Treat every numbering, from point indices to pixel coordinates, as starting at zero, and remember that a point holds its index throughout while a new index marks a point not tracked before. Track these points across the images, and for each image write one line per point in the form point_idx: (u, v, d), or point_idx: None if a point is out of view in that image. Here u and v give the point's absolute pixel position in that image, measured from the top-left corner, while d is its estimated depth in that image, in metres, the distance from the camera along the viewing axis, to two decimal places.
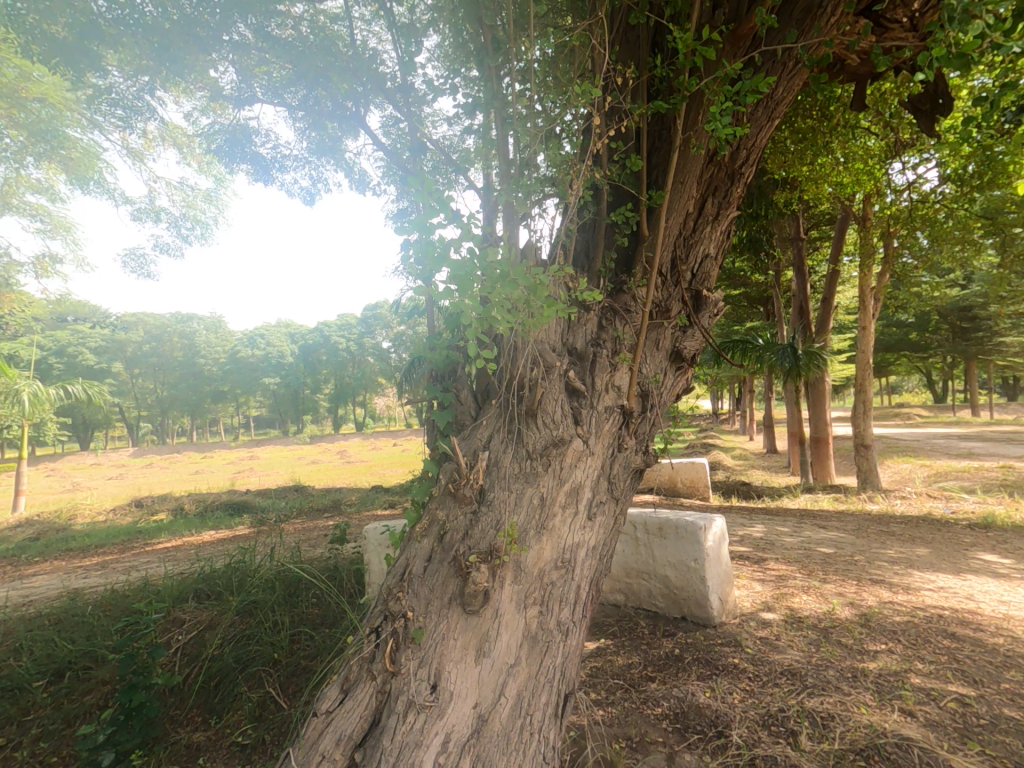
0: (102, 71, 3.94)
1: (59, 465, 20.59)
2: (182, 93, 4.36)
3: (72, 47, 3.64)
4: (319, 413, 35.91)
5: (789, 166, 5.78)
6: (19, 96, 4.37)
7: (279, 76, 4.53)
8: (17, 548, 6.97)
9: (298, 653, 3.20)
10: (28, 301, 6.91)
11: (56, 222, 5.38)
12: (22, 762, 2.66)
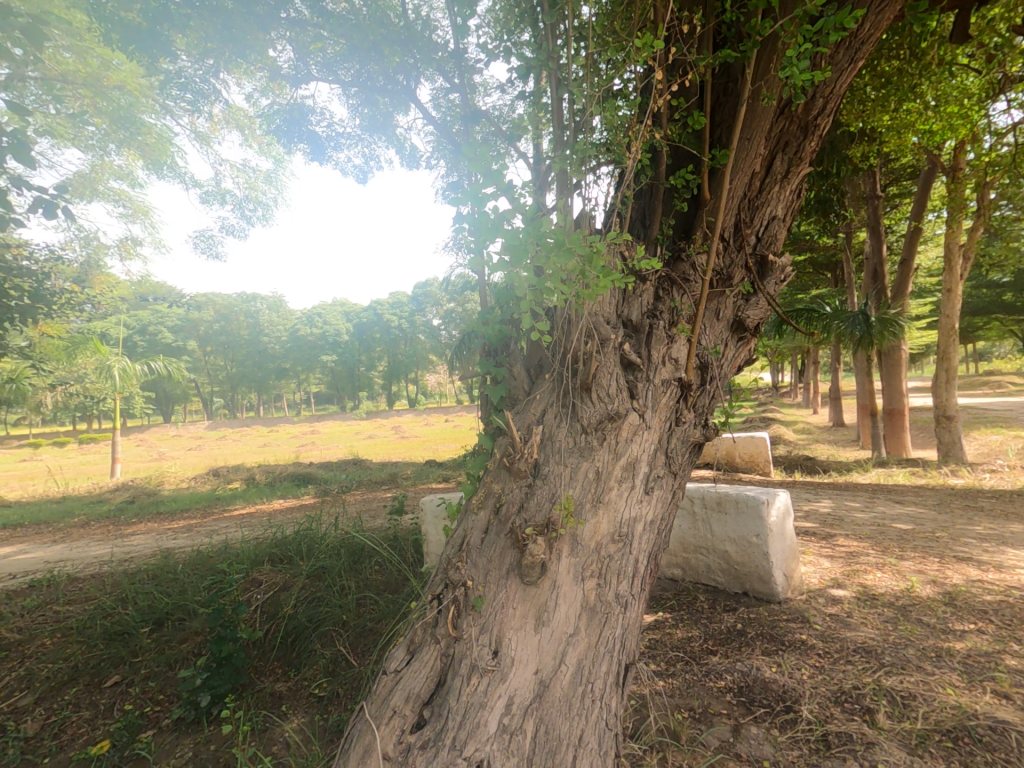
0: (173, 56, 4.12)
1: (148, 436, 22.50)
2: (243, 74, 4.54)
3: (148, 33, 3.83)
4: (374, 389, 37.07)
5: (868, 115, 5.37)
6: (101, 84, 4.02)
7: (333, 52, 4.56)
8: (117, 509, 7.71)
9: (365, 616, 3.35)
10: (115, 283, 7.44)
11: (136, 208, 5.66)
12: (135, 698, 2.96)
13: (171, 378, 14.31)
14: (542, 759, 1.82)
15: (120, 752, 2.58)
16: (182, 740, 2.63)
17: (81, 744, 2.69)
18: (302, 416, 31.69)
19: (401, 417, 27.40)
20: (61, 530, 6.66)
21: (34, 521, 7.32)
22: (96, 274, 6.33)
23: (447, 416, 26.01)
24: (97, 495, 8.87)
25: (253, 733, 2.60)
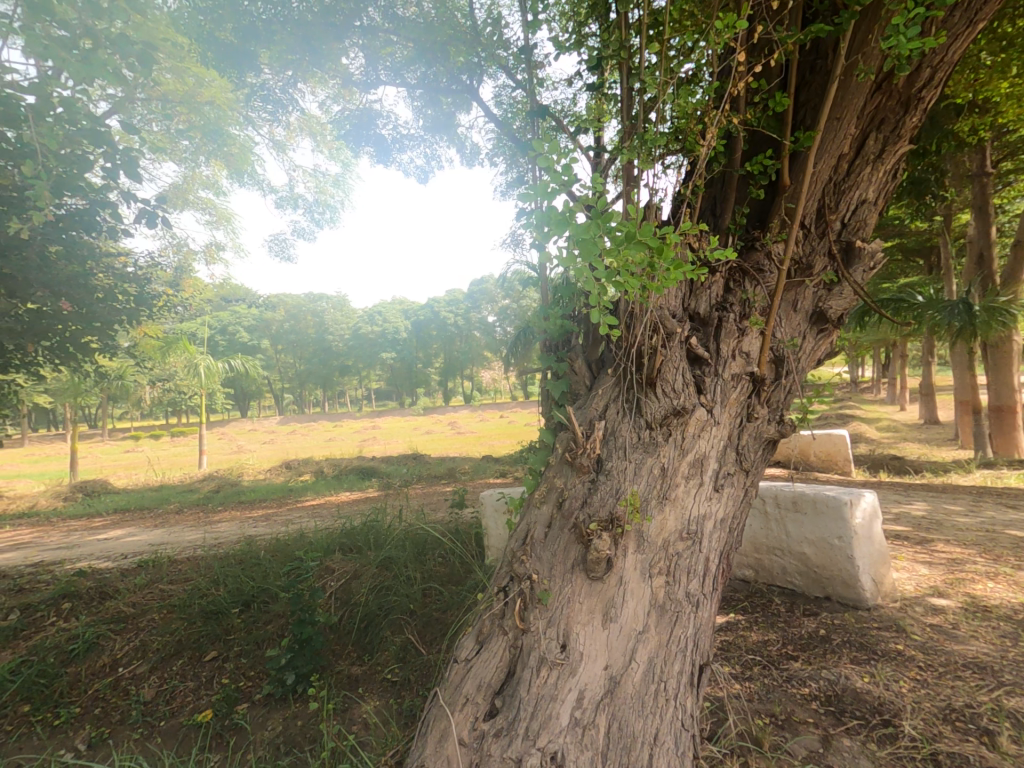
0: (258, 70, 4.34)
1: (227, 430, 24.14)
2: (318, 84, 4.60)
3: (235, 50, 4.12)
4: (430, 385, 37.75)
5: (982, 85, 4.90)
6: (195, 99, 3.86)
7: (402, 56, 4.75)
8: (205, 497, 8.30)
9: (432, 607, 3.43)
10: (203, 287, 7.95)
11: (221, 215, 6.04)
12: (231, 672, 3.23)
13: (248, 376, 15.21)
14: (616, 755, 1.80)
15: (221, 720, 2.84)
16: (273, 714, 2.85)
17: (189, 712, 2.97)
18: (362, 412, 32.78)
19: (458, 413, 27.76)
20: (158, 516, 7.27)
21: (137, 508, 8.08)
22: (187, 280, 6.83)
23: (504, 411, 26.10)
24: (187, 484, 9.59)
25: (336, 713, 2.74)
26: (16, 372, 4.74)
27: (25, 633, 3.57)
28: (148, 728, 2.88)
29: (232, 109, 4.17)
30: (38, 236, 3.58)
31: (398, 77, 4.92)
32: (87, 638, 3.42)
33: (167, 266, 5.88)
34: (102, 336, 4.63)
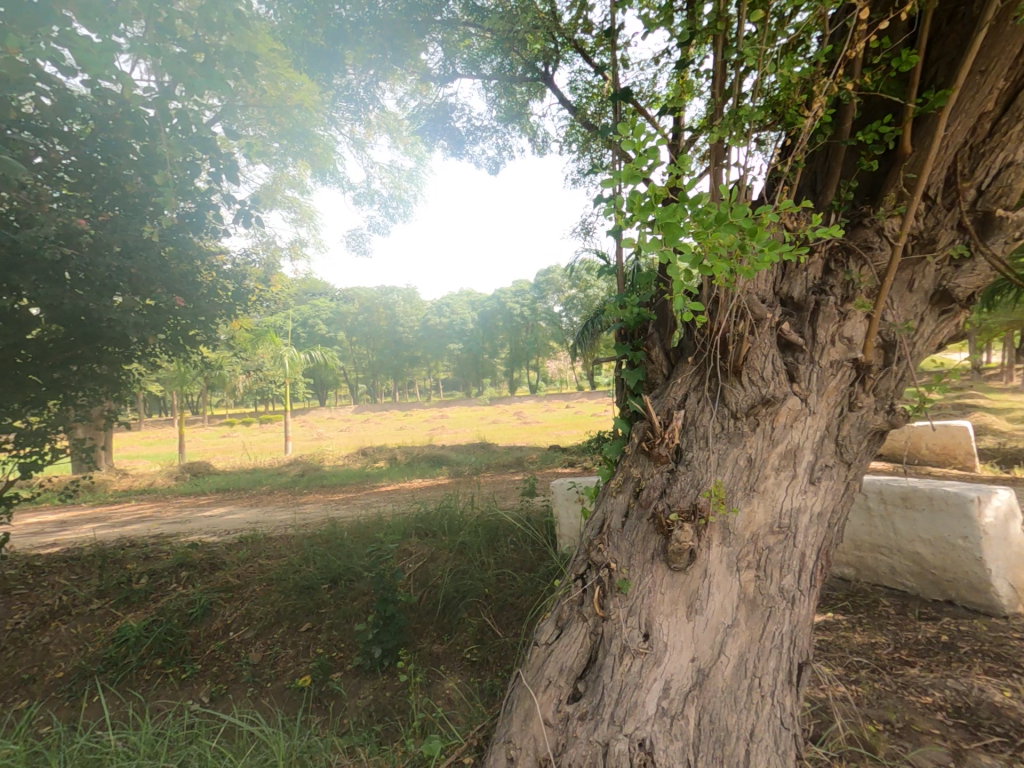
0: (344, 72, 4.53)
1: (308, 418, 25.92)
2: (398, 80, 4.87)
3: (326, 53, 4.29)
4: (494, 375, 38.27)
5: None
6: (284, 103, 3.91)
7: (480, 47, 5.01)
8: (294, 481, 8.91)
9: (506, 592, 3.47)
10: (289, 285, 8.45)
11: (304, 213, 6.38)
12: (324, 642, 3.73)
13: (327, 365, 16.11)
14: (708, 747, 1.77)
15: (319, 686, 3.21)
16: (364, 684, 3.16)
17: (291, 675, 3.57)
18: (428, 402, 33.84)
19: (522, 403, 28.01)
20: (255, 498, 7.92)
21: (235, 489, 8.83)
22: (275, 275, 7.34)
23: (569, 401, 26.03)
24: (277, 468, 10.34)
25: (421, 686, 2.98)
26: (137, 363, 5.34)
27: (153, 596, 4.80)
28: (257, 688, 3.53)
29: (319, 111, 4.36)
30: (157, 237, 4.05)
31: (474, 69, 5.25)
32: (202, 605, 4.23)
33: (258, 264, 6.30)
34: (205, 329, 5.16)
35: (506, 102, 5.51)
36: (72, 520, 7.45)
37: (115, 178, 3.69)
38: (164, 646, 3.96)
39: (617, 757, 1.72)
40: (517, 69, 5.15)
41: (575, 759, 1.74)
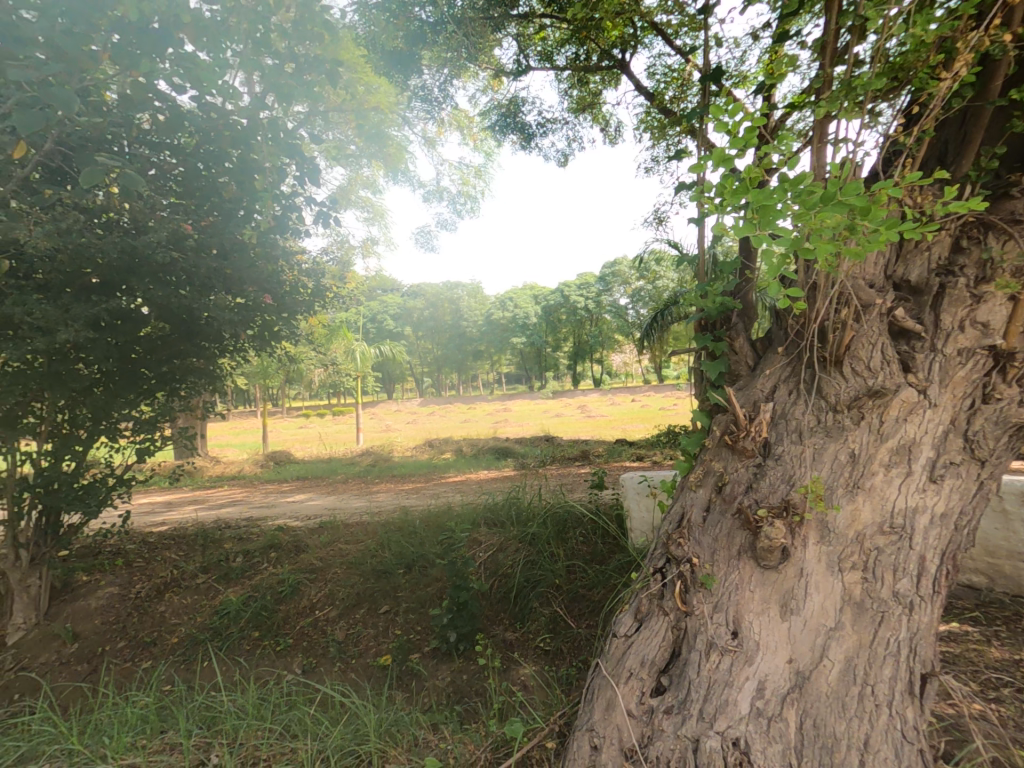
0: (418, 72, 4.70)
1: (377, 410, 27.13)
2: (471, 77, 4.91)
3: (404, 55, 4.50)
4: (556, 368, 38.20)
5: None
6: (363, 109, 4.14)
7: (555, 39, 5.04)
8: (368, 469, 9.36)
9: (577, 582, 3.52)
10: (362, 282, 8.83)
11: (377, 212, 6.63)
12: (402, 624, 3.97)
13: (395, 359, 16.72)
14: (813, 752, 1.70)
15: (400, 664, 3.49)
16: (441, 666, 3.35)
17: (374, 655, 3.84)
18: (489, 395, 34.35)
19: (585, 397, 27.83)
20: (334, 485, 8.40)
21: (314, 476, 9.39)
22: (350, 273, 7.70)
23: (633, 395, 25.57)
24: (352, 457, 10.89)
25: (498, 672, 3.11)
26: (230, 358, 5.79)
27: (248, 572, 5.38)
28: (344, 663, 3.85)
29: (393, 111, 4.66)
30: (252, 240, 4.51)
31: (548, 62, 5.24)
32: (291, 584, 4.52)
33: (334, 262, 6.63)
34: (287, 324, 5.54)
35: (580, 93, 5.46)
36: (176, 501, 8.26)
37: (214, 186, 4.24)
38: (260, 619, 4.32)
39: (709, 754, 1.70)
40: (593, 58, 5.10)
41: (663, 752, 1.75)
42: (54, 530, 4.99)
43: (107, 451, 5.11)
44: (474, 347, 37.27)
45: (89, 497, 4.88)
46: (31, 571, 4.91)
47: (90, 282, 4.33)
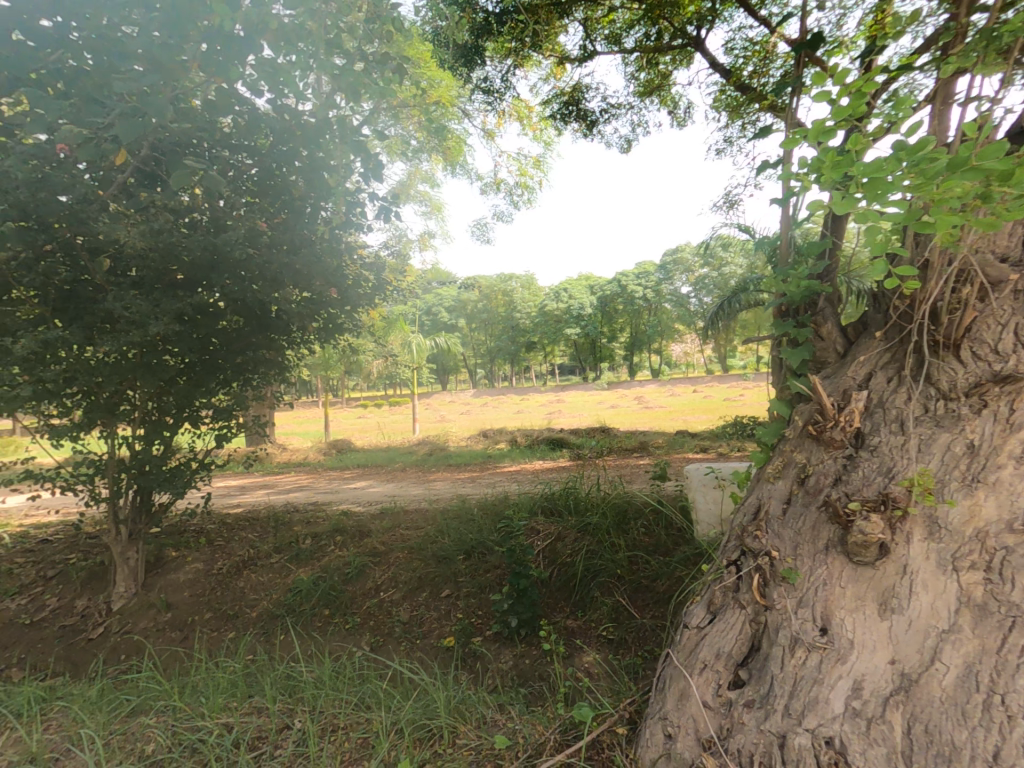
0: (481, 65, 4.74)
1: (431, 400, 27.75)
2: (533, 64, 4.89)
3: (469, 46, 4.40)
4: (609, 359, 37.80)
5: None
6: (423, 102, 4.59)
7: (624, 20, 4.94)
8: (426, 458, 9.64)
9: (641, 573, 3.56)
10: (419, 275, 9.04)
11: (434, 206, 6.79)
12: (463, 608, 4.09)
13: (448, 351, 16.97)
14: (926, 758, 1.66)
15: (463, 647, 3.58)
16: (504, 650, 3.44)
17: (437, 636, 3.97)
18: (540, 387, 34.36)
19: (638, 391, 27.32)
20: (395, 472, 8.73)
21: (374, 464, 9.78)
22: (408, 267, 7.92)
23: (689, 388, 24.84)
24: (409, 446, 11.24)
25: (562, 657, 3.19)
26: (296, 350, 6.09)
27: (317, 554, 5.69)
28: (410, 644, 3.98)
29: (450, 105, 5.14)
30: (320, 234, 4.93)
31: (615, 44, 5.16)
32: (357, 567, 4.74)
33: (394, 256, 6.85)
34: (349, 317, 5.80)
35: (648, 75, 5.37)
36: (249, 485, 8.83)
37: (285, 184, 4.64)
38: (329, 598, 4.55)
39: (796, 749, 1.76)
40: (664, 38, 4.97)
41: (744, 745, 1.85)
42: (146, 509, 5.47)
43: (190, 436, 5.51)
44: (527, 336, 37.66)
45: (175, 479, 5.32)
46: (127, 546, 5.36)
47: (175, 280, 4.72)
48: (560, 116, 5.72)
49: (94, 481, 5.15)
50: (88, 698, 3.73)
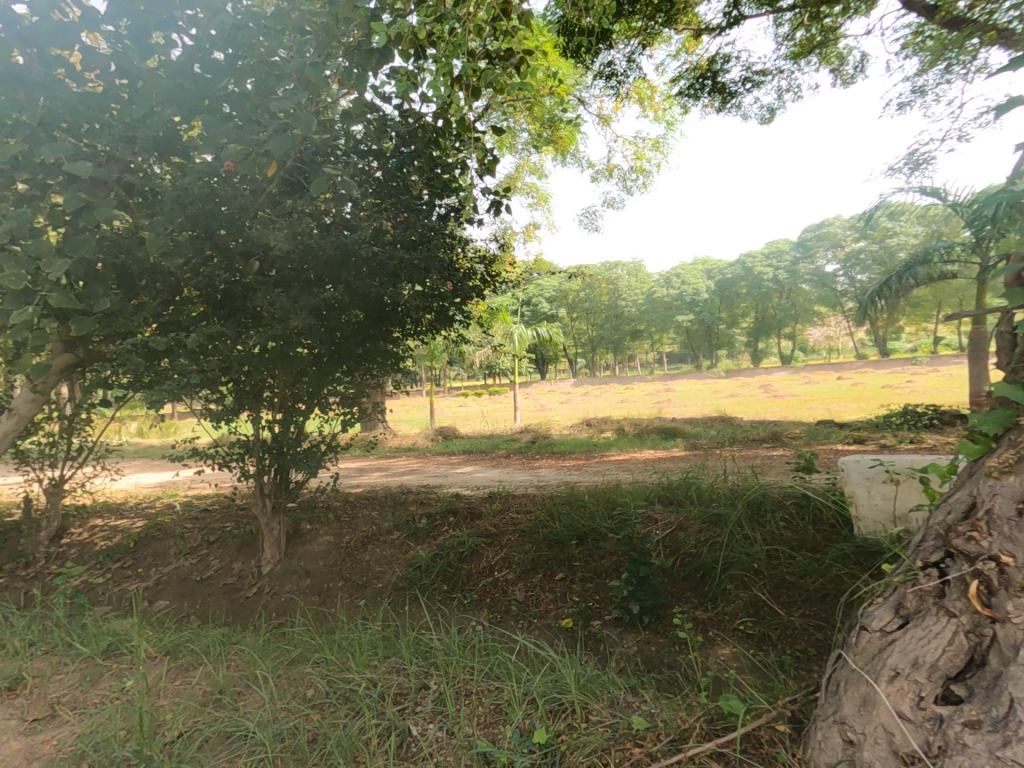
0: (608, 48, 4.65)
1: (528, 390, 28.07)
2: (661, 37, 4.77)
3: (601, 31, 4.28)
4: (728, 345, 37.06)
5: None
6: (534, 92, 4.68)
7: None
8: (532, 445, 9.91)
9: (783, 568, 3.55)
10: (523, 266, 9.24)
11: (540, 197, 6.93)
12: (579, 592, 4.19)
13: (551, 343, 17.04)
14: None
15: (582, 630, 3.76)
16: (626, 635, 3.57)
17: (555, 616, 4.11)
18: (641, 376, 33.44)
19: (752, 382, 25.61)
20: (505, 458, 9.08)
21: (480, 450, 10.23)
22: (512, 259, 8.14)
23: (814, 381, 22.89)
24: (514, 433, 11.58)
25: (699, 647, 3.30)
26: (411, 341, 6.53)
27: (433, 533, 6.09)
28: (527, 623, 4.15)
29: (570, 88, 5.14)
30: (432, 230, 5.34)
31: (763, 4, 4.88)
32: (471, 546, 5.00)
33: (500, 248, 7.11)
34: (462, 311, 6.13)
35: (807, 32, 5.08)
36: (367, 467, 9.63)
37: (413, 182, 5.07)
38: (447, 573, 4.86)
39: None
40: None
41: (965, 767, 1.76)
42: (285, 485, 6.15)
43: (319, 422, 6.04)
44: (635, 323, 38.64)
45: (309, 459, 5.90)
46: (272, 517, 6.08)
47: (311, 280, 5.15)
48: (691, 92, 5.52)
49: (245, 459, 5.89)
50: (257, 645, 4.39)
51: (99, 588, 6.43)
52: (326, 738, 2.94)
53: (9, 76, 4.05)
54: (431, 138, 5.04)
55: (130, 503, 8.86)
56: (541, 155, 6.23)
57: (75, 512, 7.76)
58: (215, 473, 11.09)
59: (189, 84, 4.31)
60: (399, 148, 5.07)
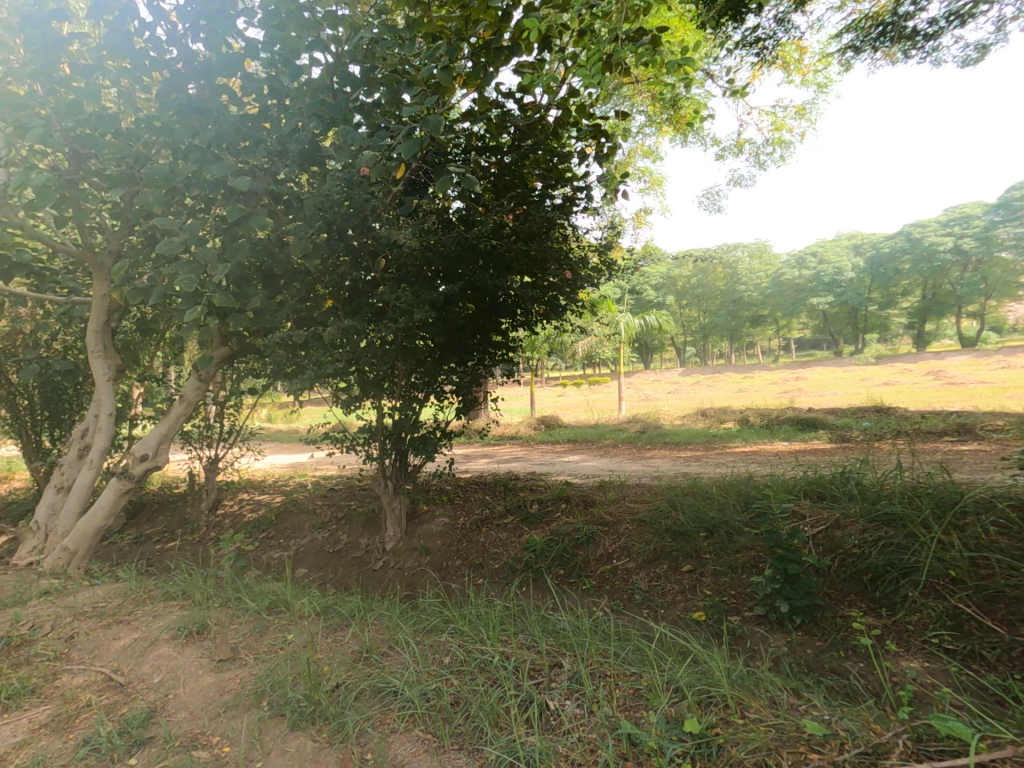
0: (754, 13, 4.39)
1: (629, 381, 27.35)
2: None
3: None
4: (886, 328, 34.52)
5: None
6: (657, 74, 4.56)
7: None
8: (644, 435, 9.73)
9: (1001, 580, 3.18)
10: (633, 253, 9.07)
11: (654, 180, 6.75)
12: (711, 586, 4.07)
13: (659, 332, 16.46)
14: None
15: (717, 624, 3.72)
16: (775, 634, 3.50)
17: (684, 609, 4.03)
18: (753, 366, 31.26)
19: (902, 370, 22.86)
20: (618, 447, 9.00)
21: (585, 439, 10.26)
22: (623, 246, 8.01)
23: (1007, 367, 20.16)
24: (622, 423, 11.44)
25: (895, 656, 3.15)
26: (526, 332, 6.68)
27: (546, 517, 6.24)
28: (652, 611, 4.12)
29: (703, 58, 4.95)
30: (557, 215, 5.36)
31: None
32: (586, 533, 5.01)
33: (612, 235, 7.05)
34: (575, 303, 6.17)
35: None
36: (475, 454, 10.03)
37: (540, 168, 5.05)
38: (563, 558, 4.91)
39: None
40: None
41: None
42: (403, 468, 6.53)
43: (433, 411, 6.39)
44: (756, 310, 36.63)
45: (425, 445, 6.20)
46: (393, 497, 6.51)
47: (433, 278, 5.40)
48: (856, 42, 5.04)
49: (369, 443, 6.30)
50: (393, 613, 4.75)
51: (252, 553, 7.28)
52: (468, 701, 3.14)
53: (188, 107, 4.70)
54: (549, 129, 5.05)
55: (270, 481, 9.91)
56: (657, 132, 6.08)
57: (227, 486, 8.86)
58: (340, 457, 12.06)
59: (330, 98, 4.71)
60: (517, 142, 5.17)
